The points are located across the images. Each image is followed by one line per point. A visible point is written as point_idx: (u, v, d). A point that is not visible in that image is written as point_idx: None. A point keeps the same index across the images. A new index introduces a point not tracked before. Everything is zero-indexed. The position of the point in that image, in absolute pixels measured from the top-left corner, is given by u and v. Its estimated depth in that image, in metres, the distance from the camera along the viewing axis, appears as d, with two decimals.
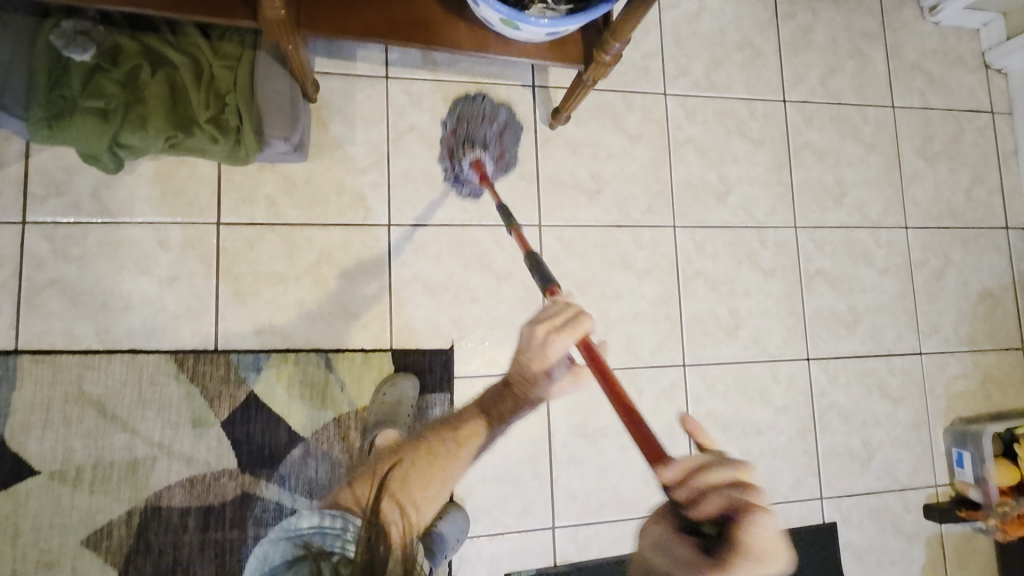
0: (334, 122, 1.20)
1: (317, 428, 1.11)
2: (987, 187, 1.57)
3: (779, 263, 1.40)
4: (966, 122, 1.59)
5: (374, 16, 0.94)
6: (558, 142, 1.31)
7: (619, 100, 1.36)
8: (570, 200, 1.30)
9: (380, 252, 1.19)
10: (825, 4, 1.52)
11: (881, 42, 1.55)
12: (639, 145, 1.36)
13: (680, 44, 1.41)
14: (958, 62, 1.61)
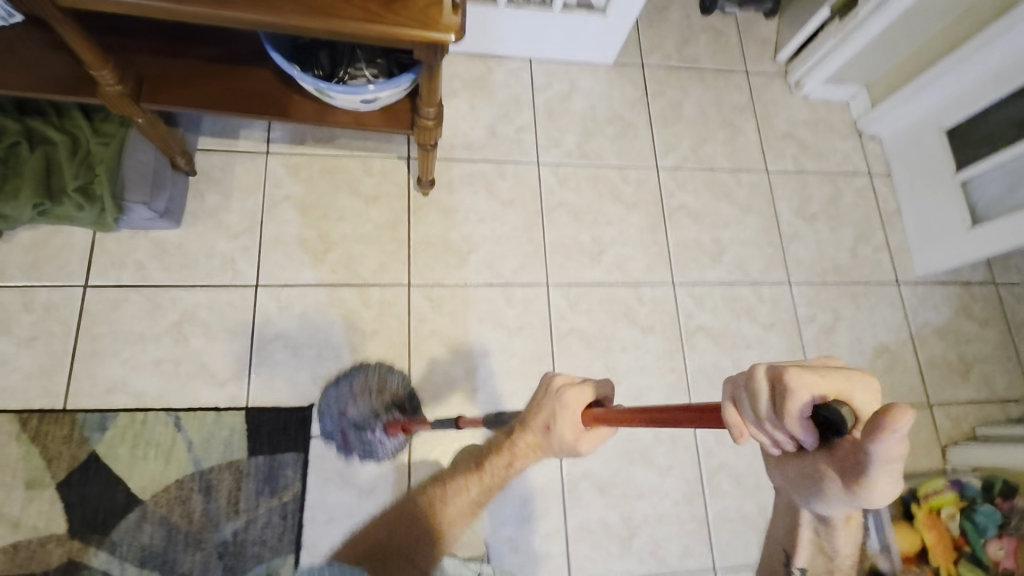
0: (210, 194, 1.29)
1: (157, 490, 1.09)
2: (872, 244, 1.60)
3: (657, 318, 1.41)
4: (844, 184, 1.65)
5: (212, 89, 1.03)
6: (430, 208, 1.38)
7: (492, 170, 1.45)
8: (440, 261, 1.35)
9: (244, 312, 1.22)
10: (693, 83, 1.65)
11: (750, 115, 1.66)
12: (510, 210, 1.43)
13: (553, 120, 1.53)
14: (830, 130, 1.70)
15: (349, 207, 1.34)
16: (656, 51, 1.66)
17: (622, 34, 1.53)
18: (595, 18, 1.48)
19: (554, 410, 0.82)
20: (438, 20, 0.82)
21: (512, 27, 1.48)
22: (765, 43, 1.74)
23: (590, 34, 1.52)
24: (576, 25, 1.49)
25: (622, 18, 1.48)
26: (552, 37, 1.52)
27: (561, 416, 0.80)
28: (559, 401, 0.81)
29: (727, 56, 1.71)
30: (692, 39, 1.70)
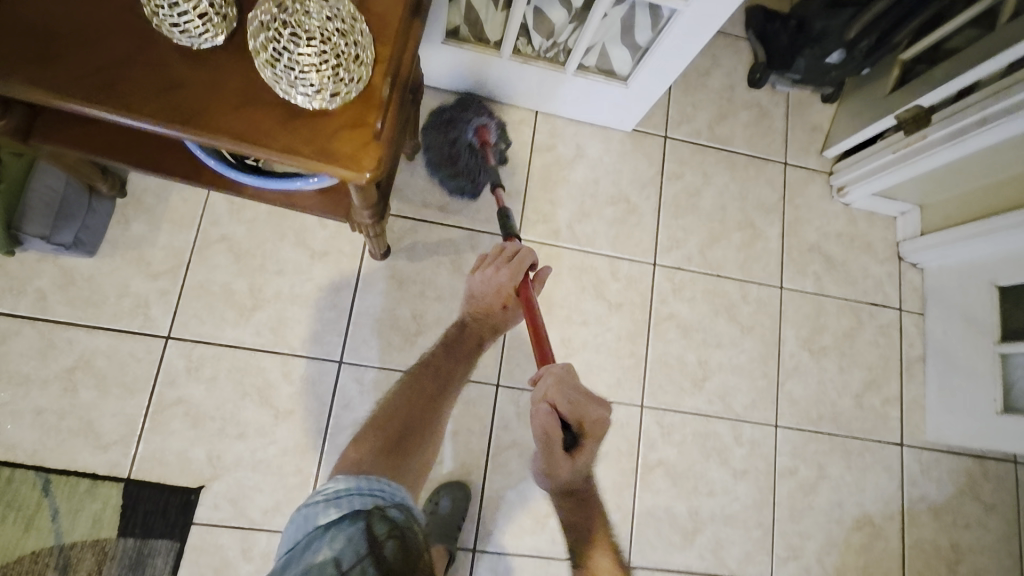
0: (137, 222, 1.13)
1: (8, 559, 1.00)
2: (882, 395, 1.39)
3: (614, 444, 1.25)
4: (867, 317, 1.43)
5: (117, 133, 0.84)
6: (384, 274, 1.22)
7: (463, 239, 1.27)
8: (382, 339, 1.19)
9: (148, 367, 1.09)
10: (718, 169, 1.43)
11: (777, 216, 1.44)
12: None
13: (546, 190, 1.33)
14: (865, 249, 1.46)
15: (291, 260, 1.18)
16: (683, 124, 1.44)
17: (645, 106, 1.30)
18: (613, 85, 1.25)
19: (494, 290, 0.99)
20: (352, 153, 0.62)
21: (515, 79, 1.26)
22: (815, 132, 1.49)
23: (607, 99, 1.30)
24: (591, 88, 1.27)
25: (645, 91, 1.25)
26: (562, 95, 1.30)
27: (489, 284, 1.00)
28: (495, 273, 0.99)
29: (766, 142, 1.47)
30: (728, 115, 1.47)
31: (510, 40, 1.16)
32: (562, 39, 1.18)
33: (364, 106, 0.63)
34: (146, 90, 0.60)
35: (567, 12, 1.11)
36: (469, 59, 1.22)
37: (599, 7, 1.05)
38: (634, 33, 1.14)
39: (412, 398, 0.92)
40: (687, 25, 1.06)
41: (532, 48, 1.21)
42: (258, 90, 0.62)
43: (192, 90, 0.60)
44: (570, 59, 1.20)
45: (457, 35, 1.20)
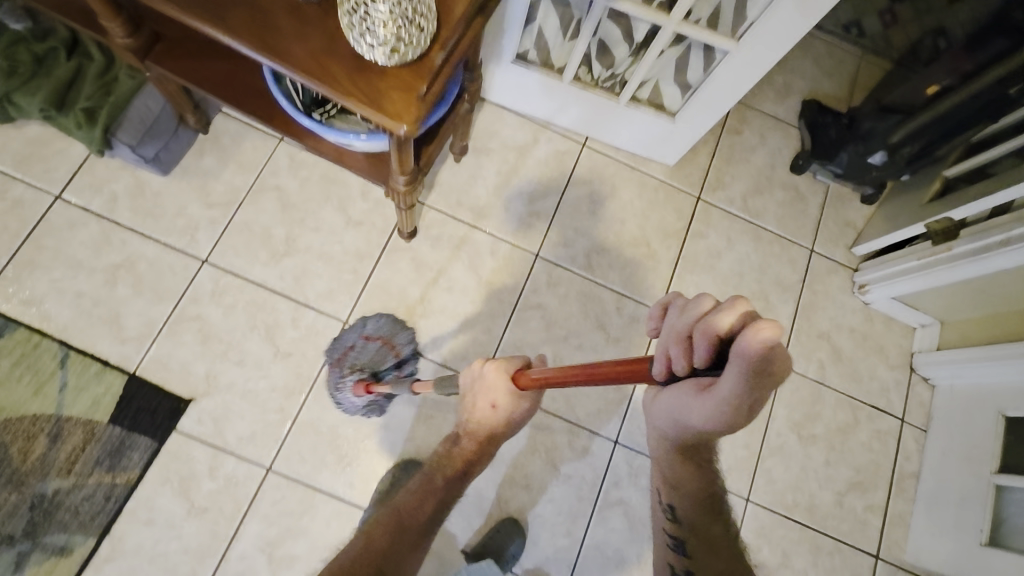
0: (209, 156, 1.28)
1: (11, 415, 1.10)
2: (865, 500, 1.35)
3: (579, 470, 1.26)
4: (864, 418, 1.40)
5: (217, 71, 0.98)
6: (406, 255, 1.31)
7: (485, 243, 1.36)
8: (388, 311, 1.27)
9: (180, 281, 1.21)
10: (743, 239, 1.49)
11: (792, 297, 1.46)
12: (484, 291, 1.33)
13: (574, 219, 1.42)
14: (876, 350, 1.46)
15: (329, 222, 1.30)
16: (718, 190, 1.51)
17: (689, 144, 1.39)
18: (661, 119, 1.36)
19: (479, 396, 0.87)
20: (397, 108, 0.71)
21: (571, 102, 1.39)
22: (847, 227, 1.54)
23: (655, 133, 1.40)
24: (641, 120, 1.38)
25: (691, 128, 1.35)
26: (612, 125, 1.42)
27: (489, 392, 0.86)
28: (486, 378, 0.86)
29: (796, 226, 1.52)
30: (764, 193, 1.53)
31: (573, 65, 1.29)
32: (620, 71, 1.30)
33: (417, 72, 0.73)
34: (246, 24, 0.72)
35: (628, 46, 1.23)
36: (530, 77, 1.36)
37: (656, 43, 1.16)
38: (687, 71, 1.26)
39: (371, 540, 0.86)
40: (737, 63, 1.16)
41: (593, 76, 1.34)
42: (335, 41, 0.73)
43: (282, 31, 0.73)
44: (624, 88, 1.32)
45: (526, 58, 1.34)
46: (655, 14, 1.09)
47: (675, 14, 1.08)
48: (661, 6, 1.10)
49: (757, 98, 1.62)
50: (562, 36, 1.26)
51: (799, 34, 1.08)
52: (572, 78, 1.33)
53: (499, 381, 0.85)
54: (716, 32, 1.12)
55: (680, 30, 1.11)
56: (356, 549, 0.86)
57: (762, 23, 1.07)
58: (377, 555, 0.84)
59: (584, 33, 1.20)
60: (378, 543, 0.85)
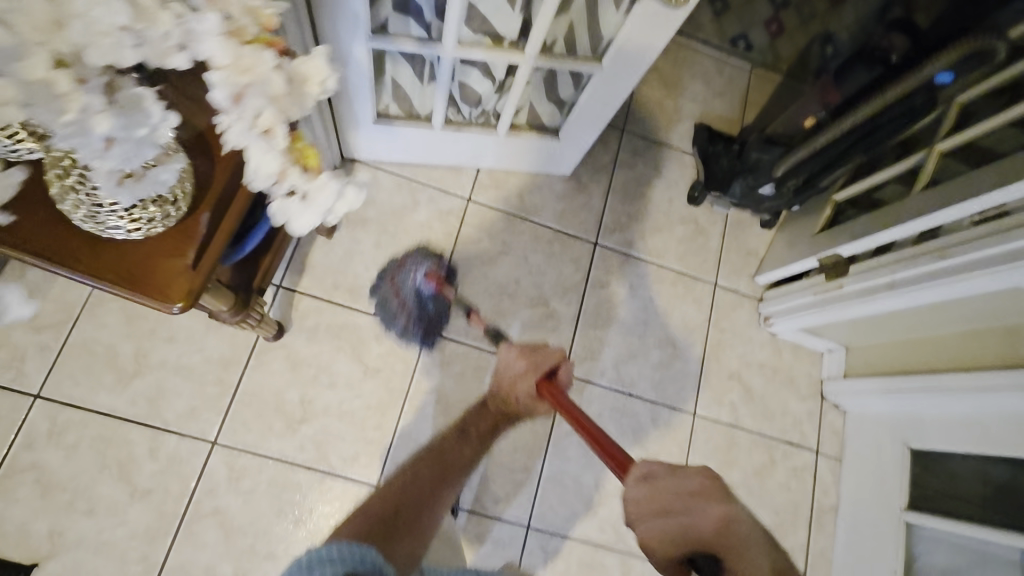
0: (32, 271, 1.11)
1: None
2: (786, 542, 1.34)
3: (491, 565, 1.19)
4: (779, 456, 1.39)
5: None
6: (278, 353, 1.18)
7: (367, 326, 1.24)
8: (262, 422, 1.15)
9: (7, 425, 1.05)
10: (646, 283, 1.42)
11: (700, 339, 1.42)
12: (371, 381, 1.21)
13: (464, 285, 1.31)
14: (787, 383, 1.44)
15: (184, 329, 1.15)
16: (616, 233, 1.44)
17: (575, 153, 1.34)
18: (544, 140, 1.30)
19: (516, 376, 0.95)
20: (165, 284, 0.65)
21: (446, 144, 1.28)
22: (749, 257, 1.50)
23: (541, 152, 1.33)
24: (524, 145, 1.30)
25: (574, 142, 1.29)
26: (493, 153, 1.33)
27: (524, 373, 0.95)
28: (525, 359, 0.96)
29: (699, 261, 1.47)
30: (665, 229, 1.47)
31: (439, 110, 1.17)
32: (489, 105, 1.21)
33: (183, 236, 0.67)
34: None
35: (491, 83, 1.13)
36: (396, 132, 1.23)
37: (517, 79, 1.08)
38: (558, 90, 1.19)
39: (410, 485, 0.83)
40: (605, 84, 1.10)
41: (463, 117, 1.24)
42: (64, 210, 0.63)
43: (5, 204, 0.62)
44: (501, 122, 1.23)
45: (388, 114, 1.21)
46: (509, 54, 1.01)
47: (530, 50, 1.00)
48: (513, 44, 1.01)
49: (651, 127, 1.55)
50: (420, 85, 1.14)
51: (659, 47, 1.01)
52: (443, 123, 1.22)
53: (526, 373, 0.95)
54: (575, 56, 1.06)
55: (539, 63, 1.05)
56: (398, 480, 0.85)
57: (617, 47, 1.01)
58: (416, 489, 0.84)
59: (440, 81, 1.09)
60: (417, 483, 0.85)
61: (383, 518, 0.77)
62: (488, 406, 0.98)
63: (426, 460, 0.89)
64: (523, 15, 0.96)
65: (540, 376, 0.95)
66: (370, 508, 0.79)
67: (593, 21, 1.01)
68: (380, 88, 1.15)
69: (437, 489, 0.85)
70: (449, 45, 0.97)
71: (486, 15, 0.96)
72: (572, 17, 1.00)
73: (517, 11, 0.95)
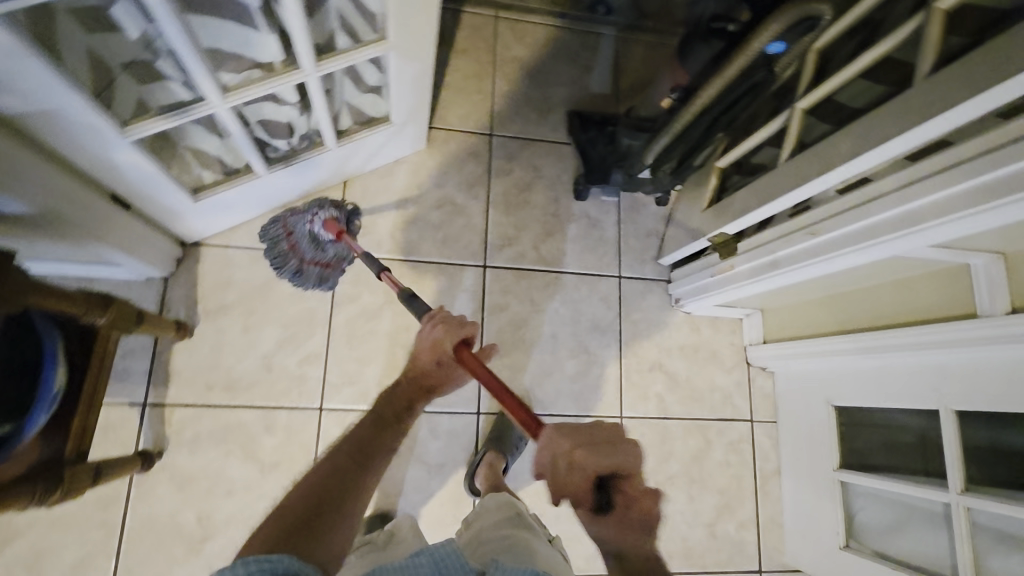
0: None
1: None
2: (736, 519, 1.32)
3: None
4: (715, 435, 1.36)
5: None
6: (163, 475, 1.10)
7: (255, 420, 1.15)
8: (161, 552, 1.08)
9: None
10: (547, 294, 1.35)
11: (614, 337, 1.36)
12: (272, 477, 1.14)
13: (352, 347, 1.22)
14: (711, 359, 1.40)
15: None
16: (505, 249, 1.35)
17: (423, 120, 1.25)
18: (382, 130, 1.20)
19: (428, 342, 0.84)
20: None
21: (282, 183, 1.17)
22: (650, 238, 1.43)
23: (388, 141, 1.24)
24: (368, 143, 1.21)
25: (412, 116, 1.21)
26: (336, 164, 1.22)
27: (441, 341, 0.83)
28: (448, 327, 0.84)
29: (598, 256, 1.39)
30: (556, 232, 1.38)
31: (252, 158, 1.04)
32: (304, 128, 1.09)
33: None
34: None
35: (291, 107, 1.01)
36: (223, 200, 1.11)
37: (312, 92, 0.97)
38: (364, 80, 1.09)
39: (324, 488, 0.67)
40: (405, 53, 1.01)
41: (284, 151, 1.11)
42: None
43: None
44: (324, 138, 1.12)
45: (205, 186, 1.08)
46: (287, 77, 0.89)
47: (305, 64, 0.88)
48: (286, 63, 0.89)
49: (519, 123, 1.43)
50: (220, 141, 1.00)
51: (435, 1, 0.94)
52: (267, 167, 1.10)
53: (441, 344, 0.83)
54: (361, 45, 0.96)
55: (326, 70, 0.93)
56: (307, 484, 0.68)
57: (393, 17, 0.92)
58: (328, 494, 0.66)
59: (233, 130, 0.95)
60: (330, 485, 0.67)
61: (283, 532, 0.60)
62: (413, 372, 0.82)
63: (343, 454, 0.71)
64: (277, 33, 0.83)
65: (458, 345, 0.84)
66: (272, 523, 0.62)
67: (358, 1, 0.92)
68: (180, 167, 1.01)
69: (362, 468, 0.70)
70: (215, 97, 0.84)
71: (237, 49, 0.82)
72: (334, 7, 0.89)
73: (269, 31, 0.82)
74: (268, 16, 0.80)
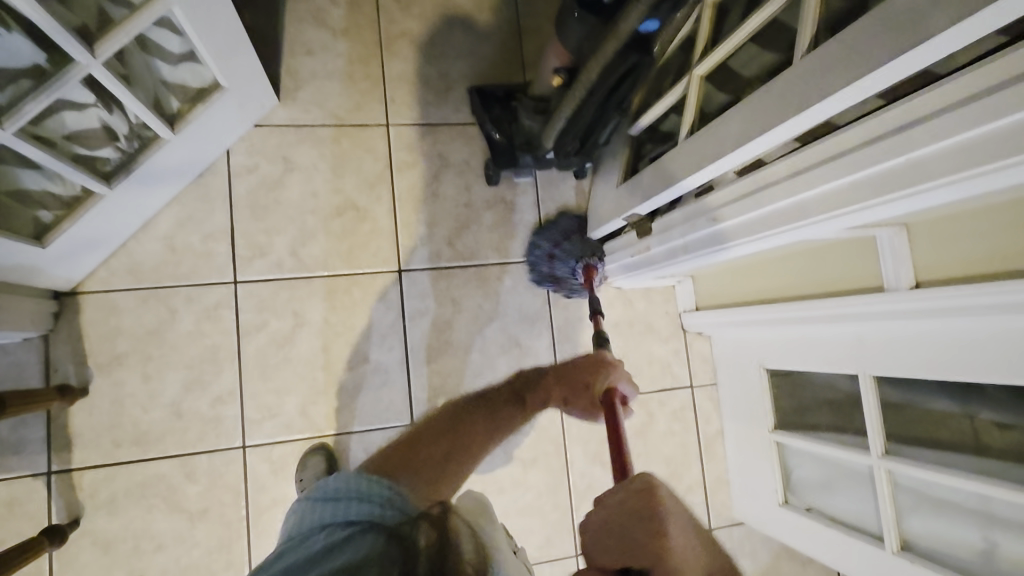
0: None
1: None
2: (684, 486, 1.34)
3: None
4: (657, 407, 1.35)
5: None
6: (83, 542, 1.06)
7: (174, 470, 1.10)
8: None
9: None
10: (470, 290, 1.29)
11: (545, 325, 1.32)
12: (202, 525, 1.10)
13: (267, 378, 1.17)
14: (647, 332, 1.37)
15: None
16: (419, 249, 1.27)
17: (257, 73, 1.12)
18: (216, 99, 1.07)
19: (598, 369, 0.87)
20: None
21: (136, 192, 1.07)
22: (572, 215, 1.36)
23: (232, 107, 1.12)
24: (209, 119, 1.09)
25: (241, 75, 1.09)
26: (186, 152, 1.11)
27: (603, 372, 0.86)
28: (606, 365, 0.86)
29: (519, 242, 1.33)
30: (471, 223, 1.31)
31: (84, 181, 0.95)
32: (126, 127, 0.98)
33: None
34: None
35: (99, 108, 0.91)
36: (78, 235, 1.02)
37: (108, 85, 0.86)
38: (167, 52, 0.95)
39: (450, 431, 0.82)
40: (195, 5, 0.89)
41: (117, 158, 1.01)
42: None
43: None
44: (155, 129, 1.00)
45: (50, 225, 0.98)
46: (66, 75, 0.80)
47: (77, 56, 0.78)
48: (56, 63, 0.79)
49: (418, 108, 1.31)
50: (39, 173, 0.90)
51: None
52: (108, 184, 1.00)
53: (594, 372, 0.87)
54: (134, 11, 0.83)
55: (106, 54, 0.82)
56: (450, 424, 0.82)
57: None
58: (455, 442, 0.80)
59: (41, 157, 0.86)
60: (455, 437, 0.81)
61: (411, 453, 0.77)
62: (557, 369, 0.89)
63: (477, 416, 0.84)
64: (24, 31, 0.73)
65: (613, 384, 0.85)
66: (409, 444, 0.78)
67: None
68: (14, 221, 0.92)
69: (482, 437, 0.82)
70: None
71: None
72: None
73: (12, 32, 0.72)
74: (3, 18, 0.70)
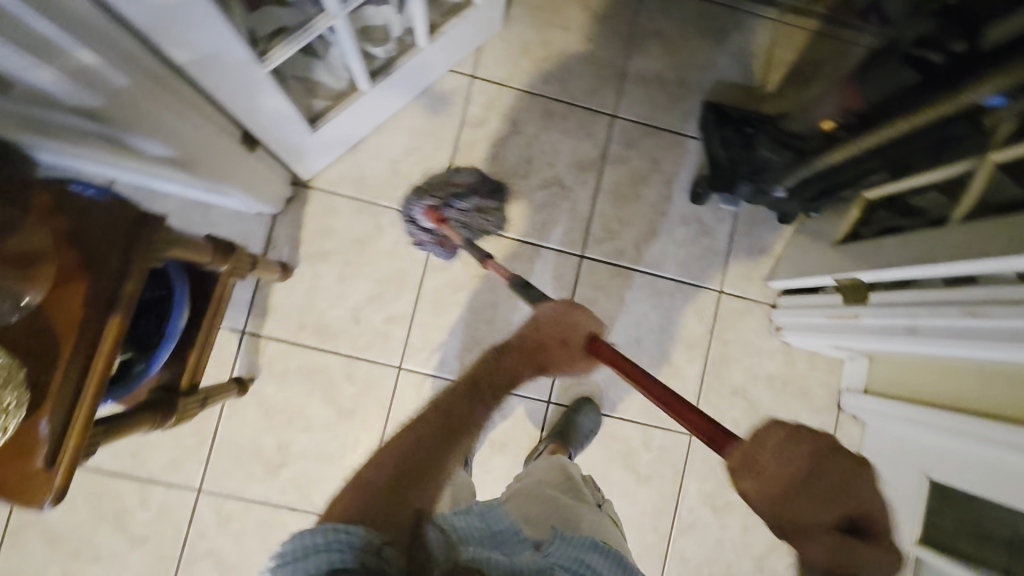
0: None
1: None
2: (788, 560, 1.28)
3: None
4: None
5: None
6: (251, 401, 1.19)
7: (339, 366, 1.21)
8: (243, 469, 1.18)
9: None
10: (640, 295, 1.30)
11: (700, 353, 1.30)
12: (346, 422, 1.20)
13: (437, 314, 1.24)
14: (799, 396, 1.32)
15: None
16: (605, 242, 1.29)
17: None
18: (467, 14, 1.15)
19: (570, 329, 0.81)
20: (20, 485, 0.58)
21: (384, 95, 1.17)
22: (762, 256, 1.32)
23: (471, 27, 1.20)
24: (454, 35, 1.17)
25: None
26: (429, 63, 1.19)
27: (576, 342, 0.81)
28: (583, 326, 0.82)
29: (702, 266, 1.31)
30: (662, 233, 1.31)
31: (358, 75, 1.06)
32: (395, 30, 1.08)
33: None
34: None
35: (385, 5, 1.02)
36: (335, 128, 1.14)
37: None
38: None
39: (420, 431, 0.68)
40: None
41: (381, 59, 1.12)
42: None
43: None
44: (416, 35, 1.10)
45: (318, 113, 1.10)
46: None
47: None
48: None
49: (647, 108, 1.32)
50: (321, 63, 1.03)
51: None
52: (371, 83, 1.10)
53: (556, 329, 0.80)
54: None
55: None
56: (424, 417, 0.70)
57: None
58: (427, 443, 0.67)
59: (343, 45, 0.96)
60: (433, 430, 0.68)
61: (376, 475, 0.63)
62: (528, 339, 0.79)
63: (459, 403, 0.71)
64: None
65: (592, 347, 0.83)
66: (374, 468, 0.64)
67: None
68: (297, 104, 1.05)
69: (459, 424, 0.69)
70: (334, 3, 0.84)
71: None
72: None
73: None
74: None
